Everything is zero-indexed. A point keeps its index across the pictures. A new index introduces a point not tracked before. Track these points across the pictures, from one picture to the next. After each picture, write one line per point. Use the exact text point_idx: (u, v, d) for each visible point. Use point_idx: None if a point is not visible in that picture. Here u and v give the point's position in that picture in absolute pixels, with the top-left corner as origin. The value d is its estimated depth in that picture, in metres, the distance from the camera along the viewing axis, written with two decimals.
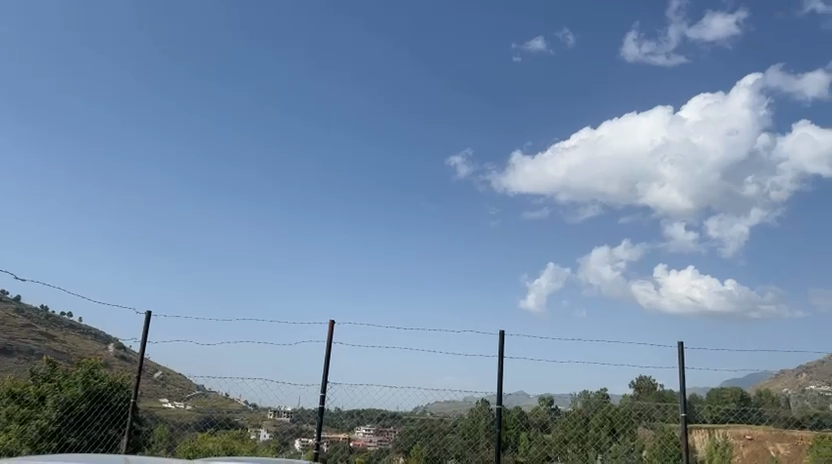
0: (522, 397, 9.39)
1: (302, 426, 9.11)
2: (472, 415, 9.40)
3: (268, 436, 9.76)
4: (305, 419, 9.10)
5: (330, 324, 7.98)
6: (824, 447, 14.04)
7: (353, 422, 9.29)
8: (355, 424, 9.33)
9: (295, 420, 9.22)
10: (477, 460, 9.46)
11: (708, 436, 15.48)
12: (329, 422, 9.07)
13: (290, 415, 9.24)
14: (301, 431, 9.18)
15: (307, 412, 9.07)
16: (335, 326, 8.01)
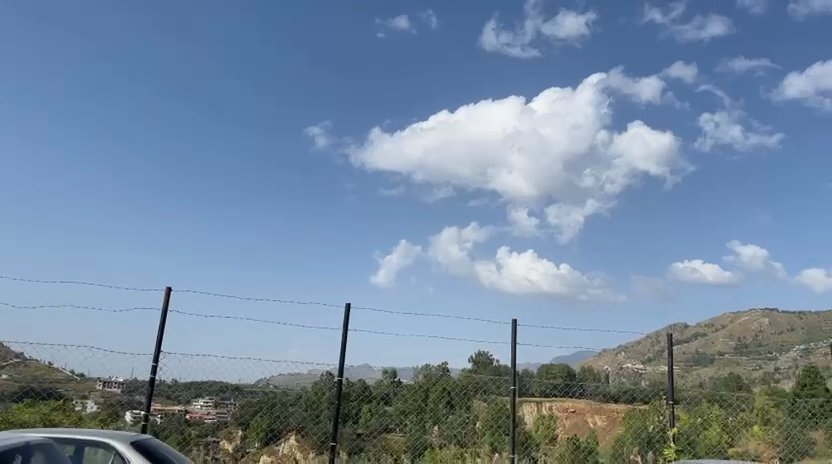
0: (366, 369, 9.56)
1: (135, 397, 8.72)
2: (316, 389, 9.38)
3: (96, 408, 8.96)
4: (137, 390, 8.72)
5: (166, 290, 7.70)
6: (633, 418, 15.61)
7: (191, 394, 8.95)
8: (194, 396, 8.98)
9: (128, 391, 8.77)
10: (318, 432, 9.51)
11: (536, 409, 16.73)
12: (163, 393, 8.78)
13: (121, 386, 8.80)
14: (132, 403, 8.78)
15: (138, 383, 8.66)
16: (171, 292, 7.72)
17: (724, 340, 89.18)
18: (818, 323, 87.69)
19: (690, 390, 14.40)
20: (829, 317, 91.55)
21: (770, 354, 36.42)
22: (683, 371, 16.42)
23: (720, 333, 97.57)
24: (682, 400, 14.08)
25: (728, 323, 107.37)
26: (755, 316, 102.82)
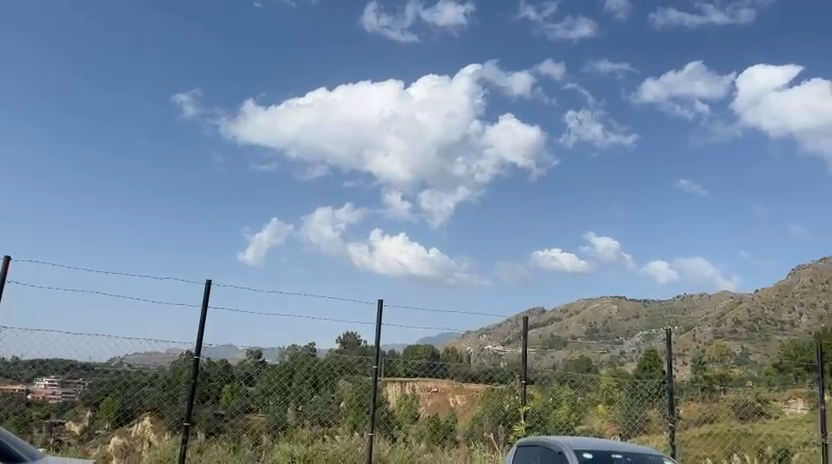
0: (228, 349, 9.28)
1: None
2: (174, 369, 9.10)
3: None
4: None
5: (5, 259, 7.18)
6: (491, 398, 16.33)
7: (34, 373, 8.39)
8: (37, 375, 8.43)
9: None
10: (173, 413, 9.14)
11: (400, 390, 17.15)
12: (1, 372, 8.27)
13: None
14: None
15: None
16: (10, 260, 7.17)
17: (577, 325, 95.19)
18: (659, 311, 95.74)
19: (544, 370, 15.22)
20: (670, 307, 100.28)
21: (616, 338, 39.27)
22: (538, 353, 17.36)
23: (574, 318, 104.02)
24: (536, 381, 14.88)
25: (581, 309, 114.57)
26: (606, 303, 110.44)
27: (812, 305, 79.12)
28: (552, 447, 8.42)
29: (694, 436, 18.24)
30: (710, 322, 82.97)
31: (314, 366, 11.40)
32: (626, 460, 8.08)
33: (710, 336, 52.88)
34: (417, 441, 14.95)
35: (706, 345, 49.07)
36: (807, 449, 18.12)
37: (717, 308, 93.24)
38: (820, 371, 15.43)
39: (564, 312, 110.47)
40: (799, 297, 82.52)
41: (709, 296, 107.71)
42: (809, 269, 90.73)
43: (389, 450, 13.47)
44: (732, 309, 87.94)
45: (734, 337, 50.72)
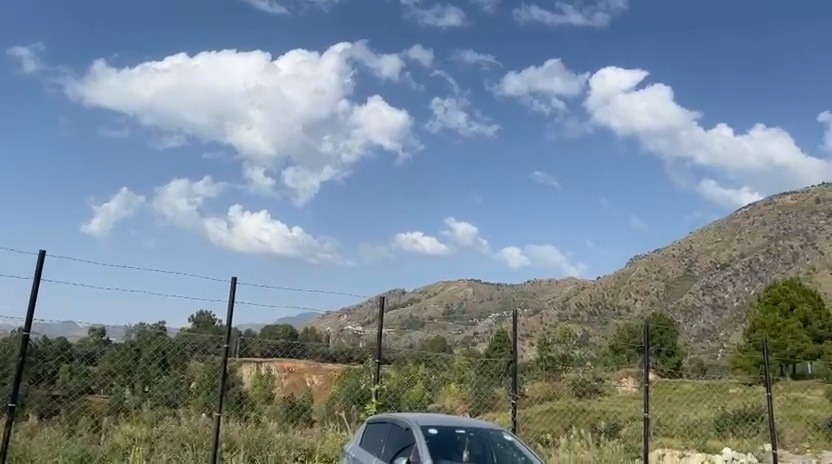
0: (64, 327, 8.61)
1: None
2: (3, 348, 8.32)
3: None
4: None
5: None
6: (348, 378, 16.44)
7: None
8: None
9: None
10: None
11: (255, 370, 16.85)
12: None
13: None
14: None
15: None
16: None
17: (434, 306, 98.00)
18: (511, 294, 100.68)
19: (400, 350, 15.52)
20: (521, 291, 105.90)
21: (470, 321, 40.85)
22: (396, 333, 17.69)
23: (431, 300, 107.02)
24: (392, 361, 15.15)
25: (439, 290, 118.12)
26: (463, 286, 114.45)
27: (645, 292, 86.62)
28: (400, 423, 8.64)
29: (536, 412, 19.46)
30: (557, 305, 88.53)
31: (163, 345, 10.83)
32: (468, 434, 8.45)
33: (554, 318, 56.54)
34: (269, 421, 14.76)
35: (551, 327, 52.48)
36: (633, 423, 19.80)
37: (562, 293, 99.71)
38: (647, 352, 16.98)
39: (423, 294, 113.26)
40: (634, 285, 90.03)
41: (557, 281, 114.66)
42: (645, 260, 99.11)
43: (239, 430, 13.16)
44: (576, 294, 94.34)
45: (575, 320, 54.64)
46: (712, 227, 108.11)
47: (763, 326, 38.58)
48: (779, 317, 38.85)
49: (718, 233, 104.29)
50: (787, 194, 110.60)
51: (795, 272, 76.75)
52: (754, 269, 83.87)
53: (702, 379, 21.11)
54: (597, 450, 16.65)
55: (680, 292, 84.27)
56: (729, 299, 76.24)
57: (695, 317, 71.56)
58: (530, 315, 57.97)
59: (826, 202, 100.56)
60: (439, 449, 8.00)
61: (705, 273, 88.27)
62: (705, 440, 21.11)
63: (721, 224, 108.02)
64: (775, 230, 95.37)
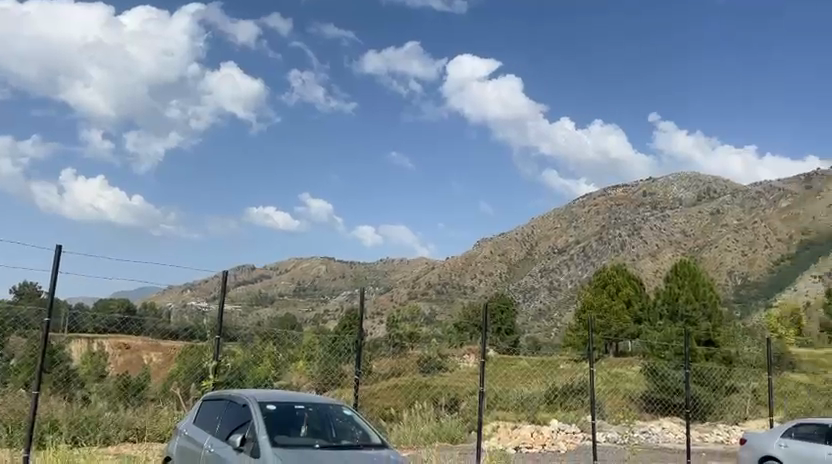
0: None
1: None
2: None
3: None
4: None
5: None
6: (190, 356, 15.77)
7: None
8: None
9: None
10: None
11: (87, 347, 15.63)
12: None
13: None
14: None
15: None
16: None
17: (284, 283, 96.67)
18: (363, 273, 101.80)
19: (246, 327, 15.10)
20: (372, 269, 107.20)
21: (320, 298, 40.70)
22: (243, 310, 17.20)
23: (282, 276, 105.48)
24: (236, 338, 14.77)
25: (291, 266, 116.73)
26: (315, 263, 113.90)
27: (490, 273, 90.95)
28: (237, 400, 8.44)
29: (382, 388, 19.81)
30: (406, 284, 90.73)
31: None
32: (307, 410, 8.42)
33: (404, 297, 57.98)
34: (99, 400, 13.85)
35: (400, 305, 53.79)
36: (472, 398, 20.72)
37: (412, 272, 102.14)
38: (486, 330, 17.84)
39: (274, 270, 111.47)
40: (480, 266, 94.20)
41: (409, 260, 117.32)
42: (491, 242, 103.84)
43: (63, 410, 12.23)
44: (425, 273, 97.05)
45: (423, 298, 56.39)
46: (553, 214, 115.30)
47: (592, 307, 41.84)
48: (606, 299, 42.31)
49: (558, 220, 111.41)
50: (619, 186, 120.22)
51: (621, 259, 83.96)
52: (587, 254, 90.68)
53: (536, 356, 22.48)
54: (436, 423, 17.27)
55: (521, 274, 89.38)
56: (564, 280, 81.85)
57: (533, 297, 76.39)
58: (379, 293, 58.98)
59: (651, 196, 110.52)
60: (276, 424, 7.91)
61: (544, 257, 94.16)
62: (536, 412, 22.61)
63: (561, 211, 115.46)
64: (607, 220, 103.54)
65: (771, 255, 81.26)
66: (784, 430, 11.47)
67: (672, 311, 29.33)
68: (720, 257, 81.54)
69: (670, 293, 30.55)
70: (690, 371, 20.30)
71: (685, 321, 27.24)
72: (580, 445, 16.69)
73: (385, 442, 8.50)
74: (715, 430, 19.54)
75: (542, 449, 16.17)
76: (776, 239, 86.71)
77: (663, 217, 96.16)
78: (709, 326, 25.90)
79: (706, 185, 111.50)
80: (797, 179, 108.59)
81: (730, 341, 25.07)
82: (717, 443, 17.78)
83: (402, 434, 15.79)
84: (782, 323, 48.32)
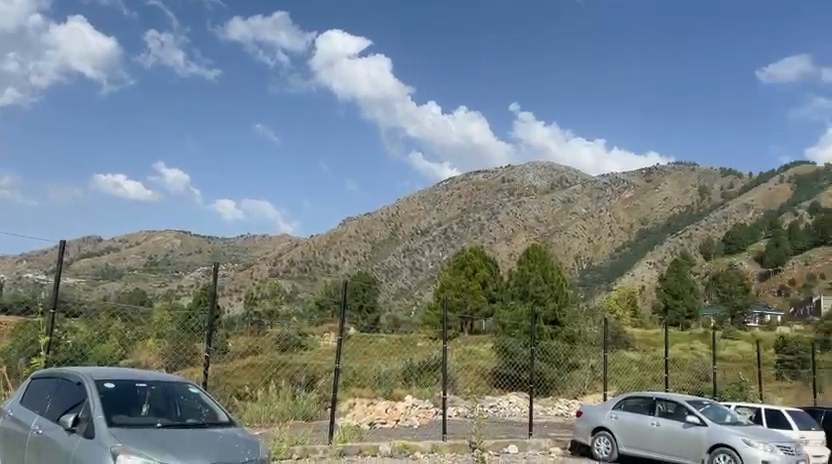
0: None
1: None
2: None
3: None
4: None
5: None
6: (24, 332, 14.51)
7: None
8: None
9: None
10: None
11: None
12: None
13: None
14: None
15: None
16: None
17: (135, 257, 91.24)
18: (222, 249, 98.47)
19: (90, 302, 14.11)
20: (231, 245, 103.83)
21: (173, 274, 38.80)
22: (88, 285, 16.04)
23: (132, 249, 99.41)
24: (77, 313, 13.80)
25: (143, 240, 110.34)
26: (170, 238, 108.54)
27: (353, 252, 91.22)
28: (70, 379, 7.88)
29: (238, 367, 19.33)
30: (268, 261, 88.94)
31: None
32: (150, 388, 8.04)
33: (263, 274, 56.70)
34: None
35: (259, 282, 52.55)
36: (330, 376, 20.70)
37: (274, 249, 100.13)
38: (343, 306, 17.91)
39: (123, 243, 104.81)
40: (344, 244, 94.19)
41: (271, 237, 114.94)
42: (355, 221, 103.98)
43: None
44: (288, 250, 95.50)
45: (284, 276, 55.48)
46: (417, 196, 117.22)
47: (450, 287, 43.17)
48: (463, 279, 43.81)
49: (421, 202, 113.46)
50: (480, 171, 124.51)
51: (480, 241, 87.25)
52: (449, 236, 93.26)
53: (394, 334, 22.70)
54: (291, 401, 17.14)
55: (384, 254, 90.41)
56: (426, 261, 83.80)
57: (395, 276, 77.57)
58: (237, 270, 57.36)
59: (509, 183, 115.45)
60: (114, 403, 7.49)
61: (407, 239, 95.75)
62: (392, 389, 23.11)
63: (425, 193, 117.64)
64: (469, 204, 107.10)
65: (612, 242, 90.19)
66: (615, 402, 12.46)
67: (523, 292, 30.92)
68: (569, 242, 86.95)
69: (522, 275, 32.16)
70: (536, 348, 21.54)
71: (535, 301, 28.84)
72: (431, 420, 17.25)
73: (232, 420, 8.31)
74: (556, 403, 20.93)
75: (395, 424, 16.53)
76: (619, 228, 93.82)
77: (520, 203, 100.79)
78: (555, 307, 27.58)
79: (559, 174, 118.20)
80: (638, 173, 117.98)
81: (573, 320, 26.86)
82: (558, 416, 19.08)
83: (256, 411, 15.58)
84: (618, 304, 52.57)
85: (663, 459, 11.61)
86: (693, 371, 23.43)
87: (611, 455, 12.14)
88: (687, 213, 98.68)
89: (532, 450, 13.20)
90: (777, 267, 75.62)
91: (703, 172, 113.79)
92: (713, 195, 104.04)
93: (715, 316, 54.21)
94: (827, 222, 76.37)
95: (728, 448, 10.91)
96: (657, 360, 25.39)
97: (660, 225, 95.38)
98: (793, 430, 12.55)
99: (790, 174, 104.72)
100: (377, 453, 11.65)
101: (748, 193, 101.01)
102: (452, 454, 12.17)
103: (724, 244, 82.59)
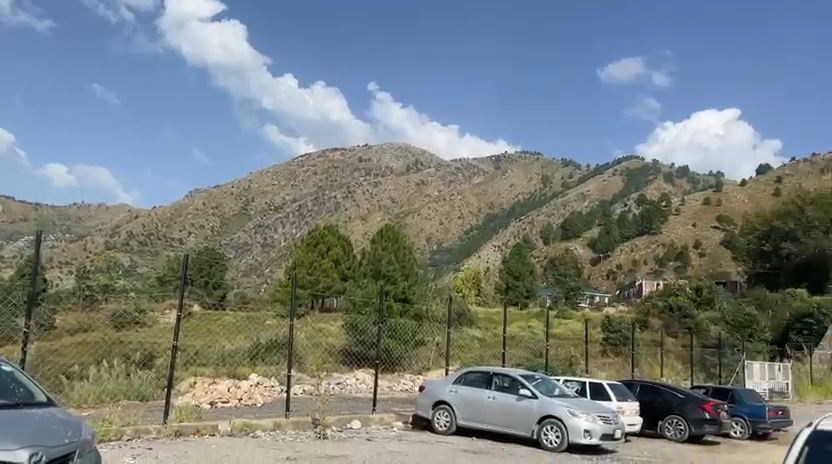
0: None
1: None
2: None
3: None
4: None
5: None
6: None
7: None
8: None
9: None
10: None
11: None
12: None
13: None
14: None
15: None
16: None
17: None
18: (52, 218, 90.62)
19: None
20: (62, 214, 95.80)
21: None
22: None
23: None
24: None
25: None
26: None
27: (200, 227, 87.41)
28: None
29: (68, 345, 17.91)
30: (105, 234, 83.01)
31: None
32: None
33: (99, 246, 52.94)
34: None
35: (93, 254, 49.00)
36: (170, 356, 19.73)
37: (113, 220, 93.72)
38: (185, 283, 17.05)
39: None
40: (191, 218, 89.97)
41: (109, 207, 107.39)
42: (204, 193, 99.63)
43: None
44: (128, 221, 89.79)
45: (122, 249, 52.12)
46: (270, 170, 114.49)
47: (301, 264, 42.76)
48: (315, 257, 43.50)
49: (275, 176, 111.03)
50: (337, 149, 123.89)
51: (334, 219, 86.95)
52: (302, 213, 92.16)
53: (243, 311, 21.88)
54: (125, 381, 16.15)
55: (234, 230, 87.69)
56: (277, 237, 82.31)
57: (245, 253, 75.56)
58: (68, 241, 53.06)
59: (366, 162, 115.95)
60: None
61: (259, 215, 93.26)
62: (237, 368, 22.56)
63: (279, 168, 115.17)
64: (324, 181, 106.42)
65: (463, 224, 93.38)
66: (455, 377, 12.96)
67: (374, 271, 31.18)
68: (421, 224, 89.02)
69: (374, 254, 32.49)
70: (384, 326, 21.83)
71: (385, 280, 29.24)
72: (276, 398, 17.06)
73: (52, 400, 7.69)
74: (401, 379, 21.49)
75: (237, 403, 16.14)
76: (468, 211, 97.39)
77: (376, 183, 101.61)
78: (405, 286, 28.13)
79: (414, 156, 120.47)
80: (488, 160, 122.94)
81: (421, 299, 27.52)
82: (402, 392, 19.59)
83: (84, 393, 14.57)
84: (464, 284, 54.66)
85: (496, 430, 12.27)
86: (528, 348, 24.91)
87: (450, 428, 12.65)
88: (532, 200, 104.48)
89: (374, 425, 13.44)
90: (607, 253, 82.09)
91: (547, 162, 120.79)
92: (555, 184, 110.77)
93: (550, 297, 57.96)
94: (651, 213, 83.98)
95: (555, 418, 11.75)
96: (498, 338, 26.75)
97: (506, 210, 100.25)
98: (612, 401, 13.74)
99: (622, 168, 113.82)
100: (215, 433, 11.29)
101: (586, 183, 108.56)
102: (294, 431, 12.09)
103: (562, 230, 88.34)
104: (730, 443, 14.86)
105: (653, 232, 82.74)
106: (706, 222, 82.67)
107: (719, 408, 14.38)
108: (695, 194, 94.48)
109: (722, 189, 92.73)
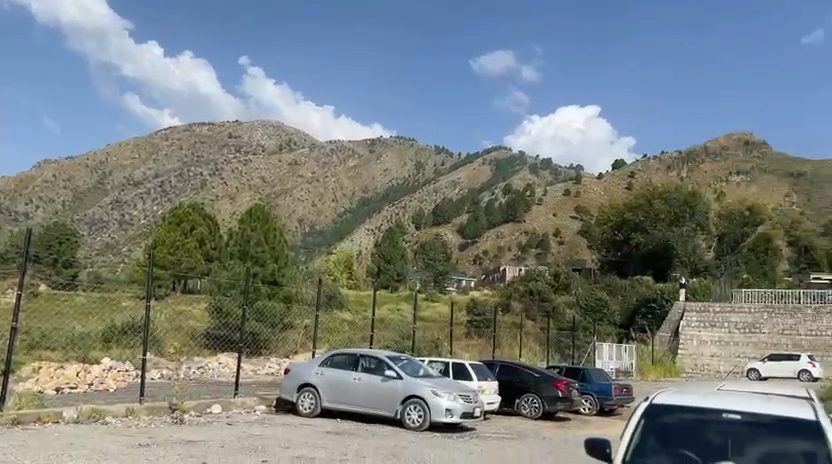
0: None
1: None
2: None
3: None
4: None
5: None
6: None
7: None
8: None
9: None
10: None
11: None
12: None
13: None
14: None
15: None
16: None
17: None
18: None
19: None
20: None
21: None
22: None
23: None
24: None
25: None
26: None
27: (49, 200, 81.02)
28: None
29: None
30: None
31: None
32: None
33: None
34: None
35: None
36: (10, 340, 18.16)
37: None
38: (27, 261, 15.69)
39: None
40: (39, 191, 83.21)
41: None
42: (55, 164, 92.41)
43: None
44: None
45: None
46: (132, 142, 108.07)
47: (162, 243, 40.81)
48: (178, 236, 41.65)
49: (136, 149, 104.93)
50: (206, 125, 119.05)
51: (201, 197, 83.67)
52: (166, 190, 87.87)
53: (97, 291, 20.51)
54: None
55: (88, 205, 82.10)
56: (137, 215, 77.98)
57: (100, 230, 71.02)
58: None
59: (236, 139, 112.26)
60: None
61: (118, 190, 87.84)
62: (88, 351, 21.21)
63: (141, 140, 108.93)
64: (191, 157, 101.97)
65: (335, 207, 92.94)
66: (322, 359, 12.89)
67: (242, 251, 30.31)
68: (293, 205, 87.66)
69: (243, 235, 31.58)
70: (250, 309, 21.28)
71: (254, 261, 28.53)
72: (130, 383, 16.23)
73: None
74: (267, 362, 21.15)
75: (87, 389, 15.16)
76: (341, 194, 97.06)
77: (246, 161, 98.66)
78: (274, 268, 27.61)
79: (287, 136, 118.18)
80: (363, 144, 122.96)
81: (290, 281, 27.11)
82: (267, 375, 19.27)
83: None
84: (335, 267, 54.55)
85: (361, 411, 12.37)
86: (397, 330, 25.30)
87: (314, 410, 12.61)
88: (404, 185, 105.74)
89: (236, 409, 13.13)
90: (474, 238, 84.82)
91: (420, 148, 122.66)
92: (428, 171, 112.83)
93: (419, 280, 59.13)
94: (516, 202, 87.70)
95: (419, 398, 12.02)
96: (367, 320, 26.92)
97: (379, 194, 100.84)
98: (473, 381, 14.23)
99: (492, 157, 117.77)
100: (60, 421, 10.55)
101: (457, 171, 111.45)
102: (149, 416, 11.56)
103: (433, 216, 90.21)
104: (579, 419, 15.82)
105: (517, 220, 86.45)
106: (566, 212, 87.48)
107: (570, 386, 15.28)
108: (557, 185, 99.59)
109: (581, 181, 98.40)
